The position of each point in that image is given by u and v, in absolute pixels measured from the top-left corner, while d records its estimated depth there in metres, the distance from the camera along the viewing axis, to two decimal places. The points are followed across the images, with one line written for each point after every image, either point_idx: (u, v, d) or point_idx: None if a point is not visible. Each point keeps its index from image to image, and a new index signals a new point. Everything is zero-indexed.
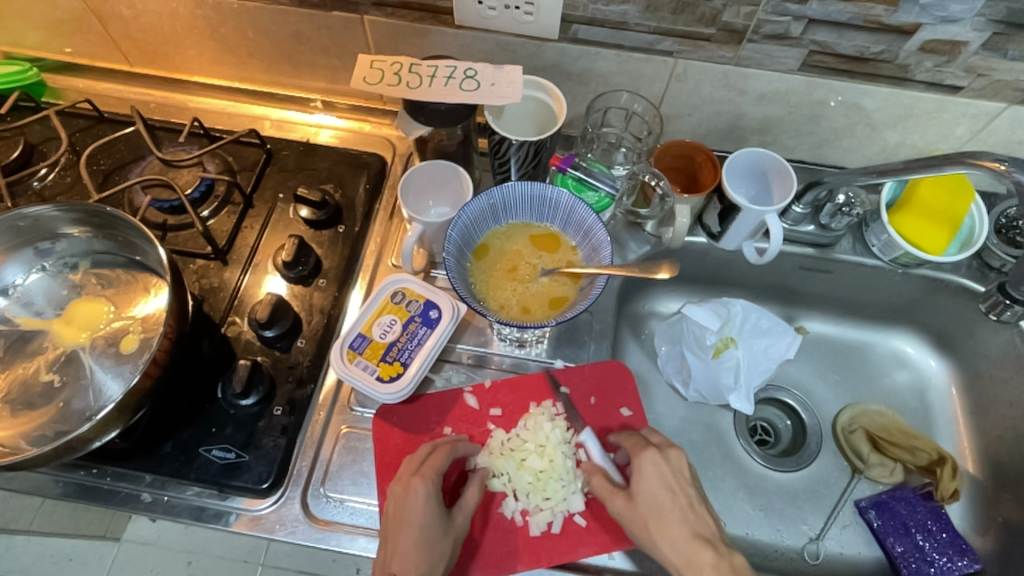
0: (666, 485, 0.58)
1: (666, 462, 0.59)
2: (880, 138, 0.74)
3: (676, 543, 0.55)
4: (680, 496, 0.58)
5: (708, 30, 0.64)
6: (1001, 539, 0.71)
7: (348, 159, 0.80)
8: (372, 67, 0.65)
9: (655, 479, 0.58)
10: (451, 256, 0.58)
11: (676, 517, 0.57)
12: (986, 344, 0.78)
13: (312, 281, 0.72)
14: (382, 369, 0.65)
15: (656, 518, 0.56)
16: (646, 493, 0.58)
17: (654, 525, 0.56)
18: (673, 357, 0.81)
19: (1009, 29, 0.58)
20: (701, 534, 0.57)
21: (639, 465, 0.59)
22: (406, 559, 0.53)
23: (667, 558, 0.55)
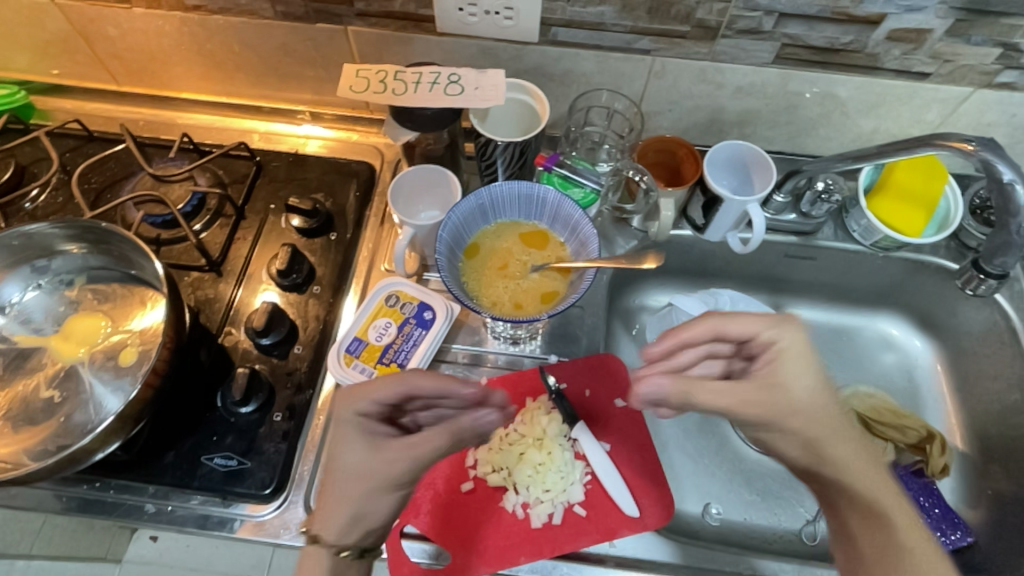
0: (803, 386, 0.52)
1: (804, 338, 0.53)
2: (855, 126, 0.76)
3: (833, 449, 0.53)
4: (825, 391, 0.54)
5: (683, 28, 0.66)
6: (993, 511, 0.73)
7: (337, 168, 0.81)
8: (358, 76, 0.67)
9: (806, 381, 0.52)
10: (442, 256, 0.60)
11: (827, 418, 0.53)
12: (969, 321, 0.80)
13: (306, 288, 0.73)
14: (379, 371, 0.66)
15: (808, 417, 0.52)
16: (804, 404, 0.52)
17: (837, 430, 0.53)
18: None
19: (971, 16, 0.61)
20: (855, 431, 0.55)
21: (789, 363, 0.52)
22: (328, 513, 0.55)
23: (842, 461, 0.53)
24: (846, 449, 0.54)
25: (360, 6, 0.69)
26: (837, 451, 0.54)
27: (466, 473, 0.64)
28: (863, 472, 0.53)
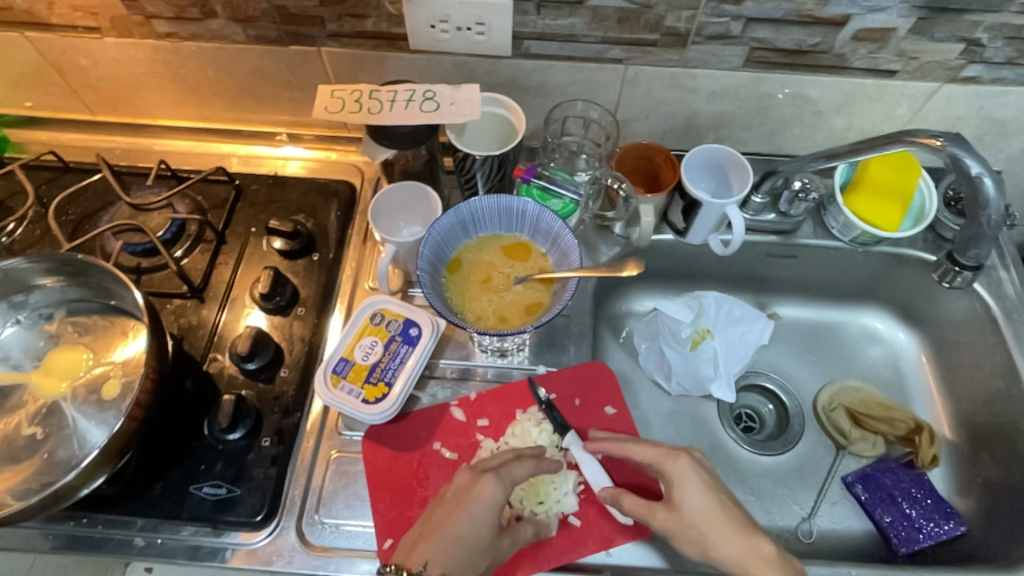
0: (705, 489, 0.59)
1: (697, 467, 0.61)
2: (827, 124, 0.77)
3: (709, 534, 0.58)
4: (717, 493, 0.60)
5: (653, 36, 0.67)
6: (984, 499, 0.74)
7: (317, 188, 0.81)
8: (333, 97, 0.67)
9: (696, 484, 0.60)
10: (425, 273, 0.60)
11: (717, 515, 0.58)
12: (950, 312, 0.81)
13: (291, 310, 0.73)
14: (367, 391, 0.65)
15: (707, 521, 0.58)
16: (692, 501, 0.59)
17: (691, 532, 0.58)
18: (653, 353, 0.83)
19: (932, 13, 0.62)
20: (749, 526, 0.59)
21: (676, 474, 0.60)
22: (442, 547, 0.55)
23: (729, 556, 0.57)
24: (728, 545, 0.57)
25: (333, 27, 0.69)
26: (716, 550, 0.57)
27: None
28: (779, 565, 0.56)
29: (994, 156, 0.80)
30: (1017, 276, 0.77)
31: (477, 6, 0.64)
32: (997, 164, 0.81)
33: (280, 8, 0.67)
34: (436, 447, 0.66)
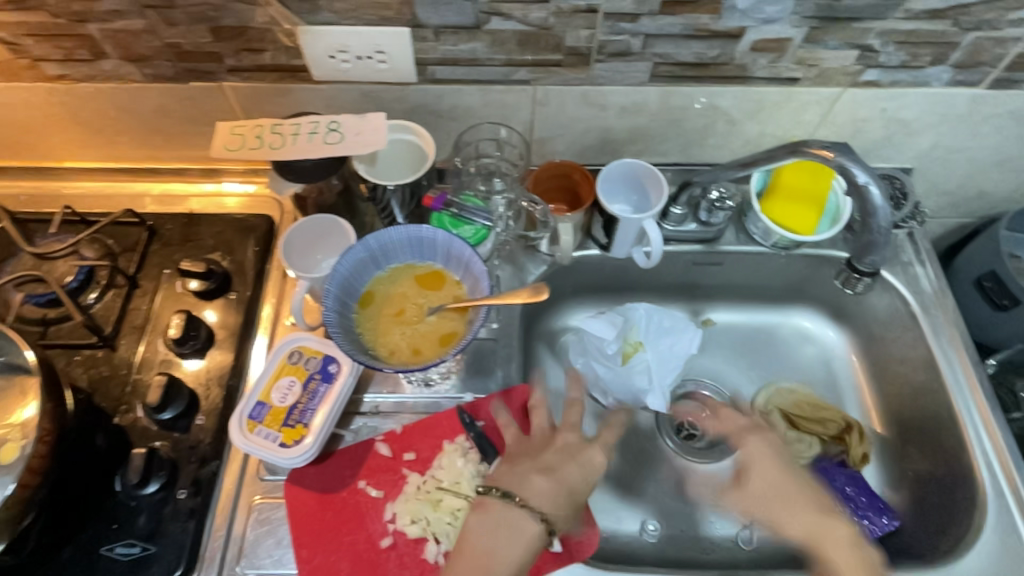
0: (774, 466, 0.68)
1: (767, 452, 0.69)
2: (741, 132, 0.78)
3: (791, 512, 0.64)
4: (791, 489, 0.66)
5: (556, 56, 0.67)
6: (915, 492, 0.75)
7: (233, 225, 0.79)
8: (232, 134, 0.65)
9: (768, 461, 0.68)
10: (331, 311, 0.58)
11: (797, 501, 0.65)
12: (874, 308, 0.82)
13: (207, 353, 0.71)
14: (285, 434, 0.64)
15: (783, 501, 0.65)
16: (761, 479, 0.67)
17: (764, 504, 0.66)
18: (588, 370, 0.82)
19: (823, 23, 0.63)
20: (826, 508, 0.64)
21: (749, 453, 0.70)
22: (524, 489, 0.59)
23: (799, 530, 0.63)
24: (794, 521, 0.64)
25: (231, 62, 0.67)
26: (785, 528, 0.64)
27: (384, 528, 0.63)
28: (846, 543, 0.61)
29: (904, 154, 0.82)
30: (932, 271, 0.79)
31: (374, 35, 0.63)
32: (908, 161, 0.83)
33: (173, 46, 0.65)
34: (361, 485, 0.65)
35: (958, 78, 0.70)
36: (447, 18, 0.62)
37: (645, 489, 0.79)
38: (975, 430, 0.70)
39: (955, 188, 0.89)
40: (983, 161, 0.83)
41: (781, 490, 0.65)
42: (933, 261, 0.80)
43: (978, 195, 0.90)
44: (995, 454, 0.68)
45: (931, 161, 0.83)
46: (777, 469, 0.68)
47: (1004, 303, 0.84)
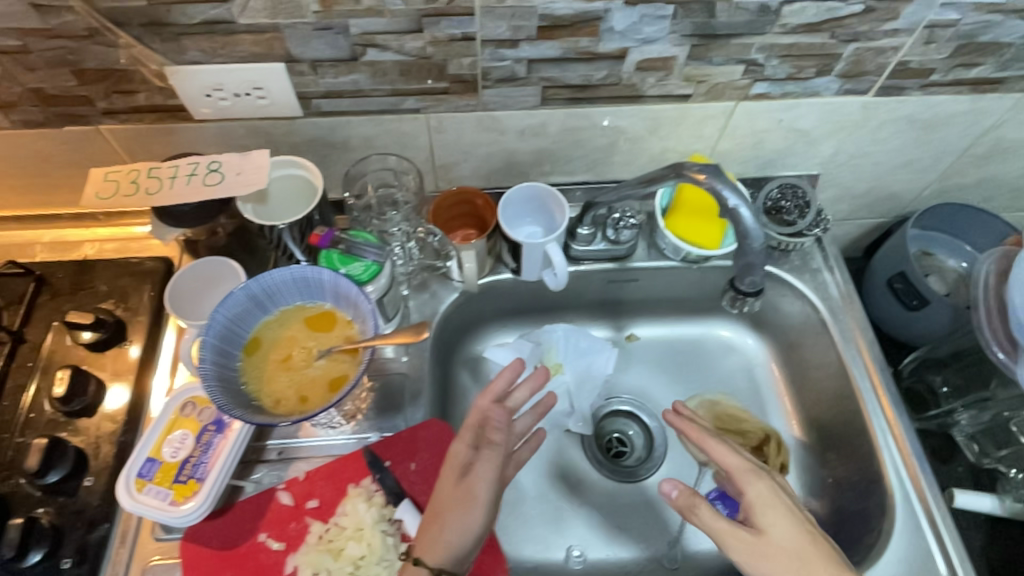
0: (790, 515, 0.52)
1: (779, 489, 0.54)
2: (644, 149, 0.78)
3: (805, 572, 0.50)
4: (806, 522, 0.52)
5: (442, 84, 0.65)
6: (834, 500, 0.75)
7: (128, 269, 0.76)
8: (105, 181, 0.63)
9: (780, 508, 0.53)
10: (209, 363, 0.55)
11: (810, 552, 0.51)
12: (789, 316, 0.83)
13: (97, 410, 0.67)
14: (176, 491, 0.61)
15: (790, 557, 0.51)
16: (778, 530, 0.52)
17: (774, 561, 0.51)
18: None
19: (703, 41, 0.63)
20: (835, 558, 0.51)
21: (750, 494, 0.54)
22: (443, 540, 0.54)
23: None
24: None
25: (103, 105, 0.64)
26: None
27: None
28: None
29: (809, 161, 0.82)
30: (840, 277, 0.80)
31: (248, 73, 0.61)
32: (814, 167, 0.84)
33: (38, 91, 0.62)
34: (261, 538, 0.62)
35: (846, 88, 0.71)
36: (321, 52, 0.60)
37: (572, 514, 0.79)
38: (883, 437, 0.70)
39: (865, 191, 0.90)
40: (887, 165, 0.84)
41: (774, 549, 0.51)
42: (841, 267, 0.81)
43: (889, 197, 0.91)
44: (903, 459, 0.68)
45: (836, 167, 0.84)
46: (792, 519, 0.52)
47: (914, 304, 0.86)
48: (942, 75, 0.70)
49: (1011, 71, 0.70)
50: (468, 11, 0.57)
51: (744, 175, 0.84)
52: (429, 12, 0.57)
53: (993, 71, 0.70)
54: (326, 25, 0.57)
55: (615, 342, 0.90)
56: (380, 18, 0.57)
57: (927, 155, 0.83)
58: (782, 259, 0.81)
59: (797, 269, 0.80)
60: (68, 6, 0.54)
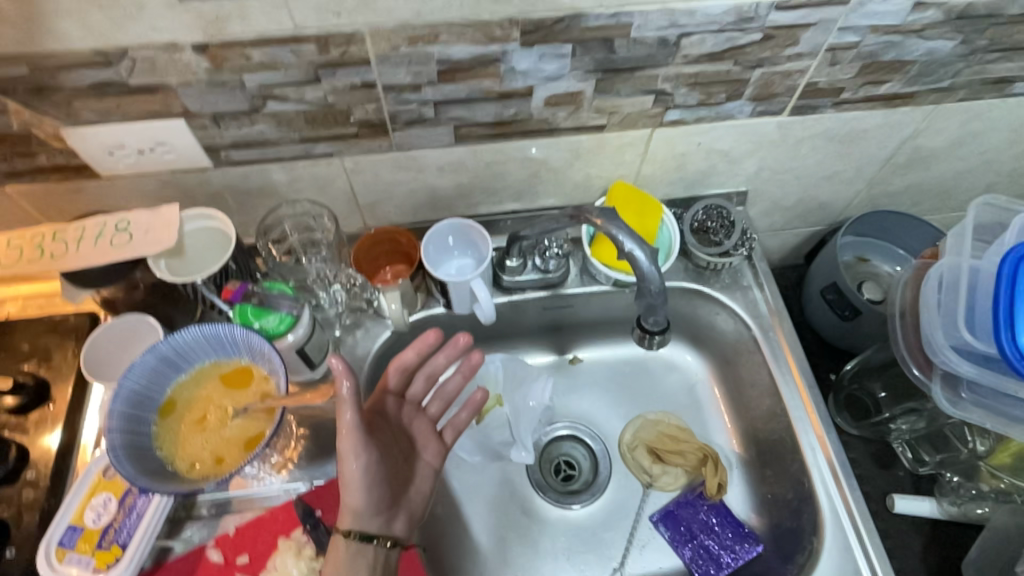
0: None
1: None
2: (568, 177, 0.78)
3: None
4: None
5: (351, 129, 0.65)
6: (772, 516, 0.76)
7: (51, 327, 0.74)
8: (9, 247, 0.61)
9: None
10: (115, 431, 0.54)
11: None
12: (724, 333, 0.84)
13: (19, 476, 0.66)
14: (98, 558, 0.60)
15: None
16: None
17: None
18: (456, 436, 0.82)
19: (608, 74, 0.63)
20: None
21: None
22: (347, 504, 0.58)
23: None
24: None
25: (4, 167, 0.63)
26: None
27: None
28: None
29: (734, 179, 0.83)
30: (770, 293, 0.81)
31: (147, 130, 0.60)
32: (741, 184, 0.84)
33: None
34: None
35: (760, 110, 0.71)
36: (219, 106, 0.59)
37: (518, 544, 0.79)
38: (813, 454, 0.71)
39: (796, 203, 0.90)
40: (813, 177, 0.85)
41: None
42: (770, 283, 0.82)
43: (820, 207, 0.92)
44: (832, 477, 0.70)
45: (763, 183, 0.85)
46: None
47: (847, 313, 0.86)
48: (852, 93, 0.71)
49: (919, 85, 0.71)
50: (363, 61, 0.57)
51: (673, 195, 0.84)
52: (323, 64, 0.57)
53: (901, 86, 0.71)
54: (220, 81, 0.57)
55: (559, 365, 0.90)
56: (275, 72, 0.57)
57: (850, 166, 0.84)
58: (712, 278, 0.82)
59: (728, 287, 0.82)
60: None
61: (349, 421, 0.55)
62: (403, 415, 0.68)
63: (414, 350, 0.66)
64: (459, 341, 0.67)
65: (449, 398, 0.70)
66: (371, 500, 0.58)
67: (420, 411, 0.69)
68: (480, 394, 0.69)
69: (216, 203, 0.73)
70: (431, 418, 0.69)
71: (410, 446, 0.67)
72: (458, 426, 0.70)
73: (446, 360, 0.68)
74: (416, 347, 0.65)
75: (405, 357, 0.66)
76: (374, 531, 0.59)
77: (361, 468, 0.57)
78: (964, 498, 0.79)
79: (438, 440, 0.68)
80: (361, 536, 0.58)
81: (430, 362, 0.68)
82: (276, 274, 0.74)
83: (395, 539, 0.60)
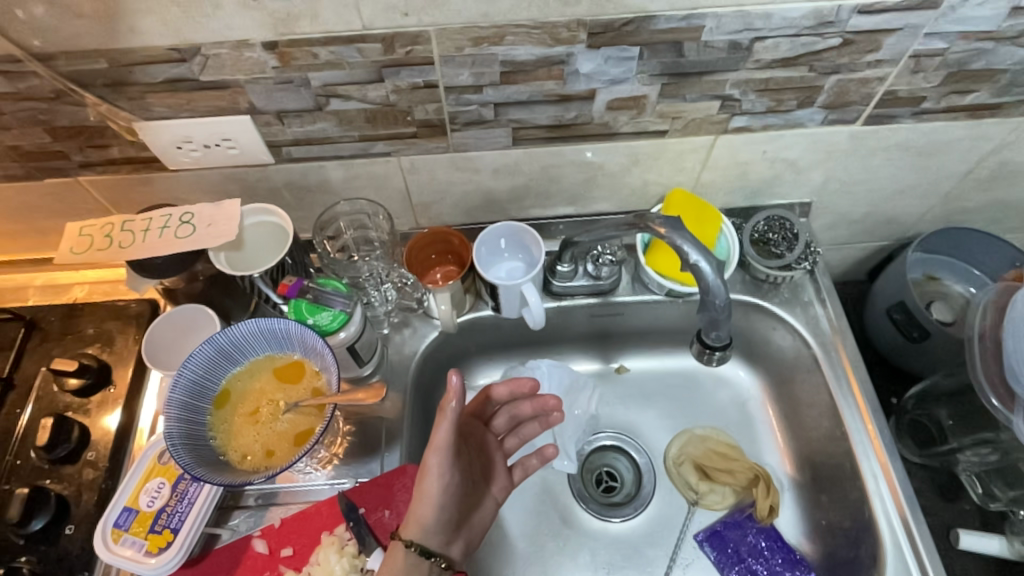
0: None
1: None
2: (624, 183, 0.76)
3: None
4: None
5: (410, 128, 0.65)
6: (827, 544, 0.73)
7: (114, 313, 0.77)
8: (81, 235, 0.64)
9: None
10: (173, 420, 0.55)
11: None
12: (781, 349, 0.80)
13: (80, 456, 0.68)
14: (150, 541, 0.61)
15: None
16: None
17: None
18: None
19: (674, 79, 0.61)
20: None
21: None
22: (415, 518, 0.57)
23: None
24: None
25: (79, 158, 0.66)
26: None
27: None
28: None
29: (799, 190, 0.79)
30: (832, 310, 0.77)
31: (214, 126, 0.62)
32: (805, 196, 0.81)
33: (15, 148, 0.64)
34: None
35: (832, 118, 0.68)
36: (284, 103, 0.60)
37: (558, 554, 0.77)
38: (874, 482, 0.67)
39: (863, 216, 0.86)
40: (883, 190, 0.81)
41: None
42: (833, 299, 0.78)
43: (889, 221, 0.87)
44: (895, 506, 0.66)
45: (829, 194, 0.81)
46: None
47: (914, 334, 0.82)
48: (934, 103, 0.67)
49: (1008, 96, 0.66)
50: (427, 61, 0.57)
51: (732, 205, 0.81)
52: (387, 64, 0.57)
53: (989, 97, 0.66)
54: (287, 79, 0.57)
55: (605, 374, 0.88)
56: (340, 70, 0.57)
57: (925, 180, 0.79)
58: (771, 292, 0.79)
59: (787, 302, 0.78)
60: (32, 71, 0.55)
61: (443, 439, 0.55)
62: (483, 439, 0.68)
63: (507, 388, 0.68)
64: (547, 401, 0.69)
65: (525, 440, 0.70)
66: (440, 519, 0.58)
67: (499, 442, 0.70)
68: (553, 450, 0.68)
69: (274, 198, 0.74)
70: (505, 451, 0.69)
71: (484, 471, 0.67)
72: (529, 470, 0.69)
73: (530, 411, 0.70)
74: (510, 388, 0.68)
75: (497, 392, 0.69)
76: (434, 549, 0.58)
77: (439, 485, 0.57)
78: None
79: (507, 476, 0.68)
80: (421, 551, 0.57)
81: (517, 404, 0.70)
82: (331, 271, 0.74)
83: (448, 560, 0.60)
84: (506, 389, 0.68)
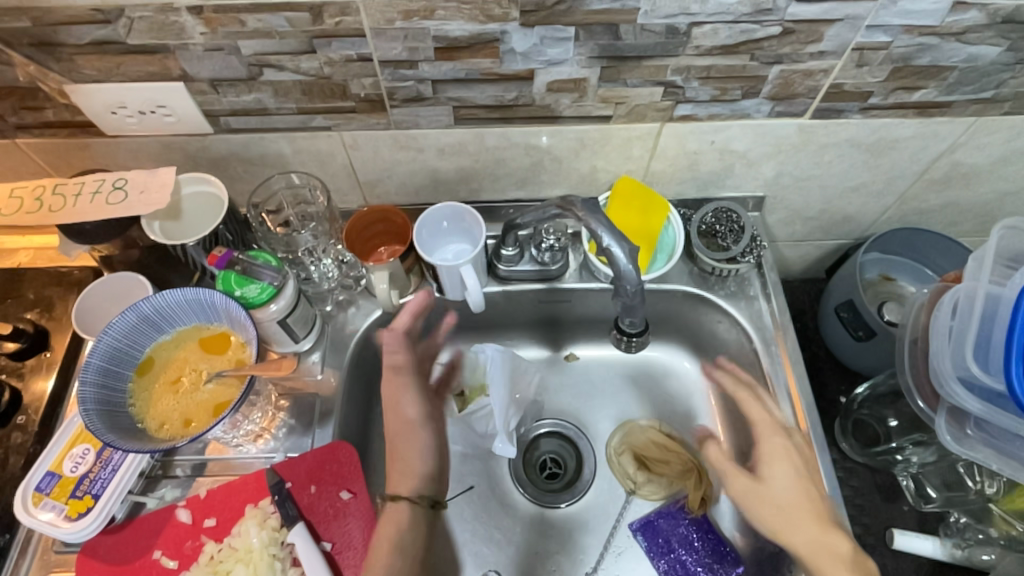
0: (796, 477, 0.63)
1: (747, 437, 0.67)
2: (573, 168, 0.75)
3: None
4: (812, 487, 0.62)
5: (348, 103, 0.64)
6: (757, 537, 0.73)
7: (55, 278, 0.76)
8: (11, 197, 0.63)
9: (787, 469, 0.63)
10: (90, 385, 0.56)
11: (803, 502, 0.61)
12: (726, 342, 0.80)
13: (9, 419, 0.68)
14: (71, 506, 0.61)
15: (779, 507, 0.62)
16: (779, 478, 0.63)
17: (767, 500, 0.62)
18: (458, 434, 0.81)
19: (613, 63, 0.60)
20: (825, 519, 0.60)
21: None
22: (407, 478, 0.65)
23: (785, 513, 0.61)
24: None
25: (14, 120, 0.65)
26: None
27: None
28: None
29: (752, 183, 0.78)
30: (776, 305, 0.77)
31: (147, 91, 0.61)
32: (758, 190, 0.80)
33: None
34: (156, 556, 0.63)
35: (778, 110, 0.67)
36: (217, 71, 0.59)
37: (491, 537, 0.77)
38: None
39: (819, 214, 0.85)
40: (837, 188, 0.80)
41: (794, 510, 0.61)
42: (779, 295, 0.78)
43: (845, 219, 0.87)
44: None
45: (782, 189, 0.80)
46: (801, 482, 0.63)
47: (860, 334, 0.82)
48: (882, 98, 0.66)
49: (958, 94, 0.65)
50: (358, 33, 0.56)
51: (684, 196, 0.81)
52: (318, 34, 0.56)
53: (937, 94, 0.65)
54: (216, 46, 0.56)
55: (553, 361, 0.88)
56: (270, 39, 0.56)
57: (879, 179, 0.78)
58: (717, 285, 0.78)
59: (733, 295, 0.78)
60: None
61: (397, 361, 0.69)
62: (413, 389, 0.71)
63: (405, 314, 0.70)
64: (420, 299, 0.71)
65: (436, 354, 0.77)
66: (427, 466, 0.67)
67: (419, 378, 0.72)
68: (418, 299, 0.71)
69: (218, 169, 0.73)
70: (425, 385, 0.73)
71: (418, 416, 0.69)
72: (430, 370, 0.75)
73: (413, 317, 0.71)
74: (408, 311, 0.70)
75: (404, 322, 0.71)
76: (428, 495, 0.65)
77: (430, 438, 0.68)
78: (970, 541, 0.74)
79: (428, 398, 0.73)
80: (421, 500, 0.64)
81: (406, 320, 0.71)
82: (265, 245, 0.73)
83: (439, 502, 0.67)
84: (407, 315, 0.71)
